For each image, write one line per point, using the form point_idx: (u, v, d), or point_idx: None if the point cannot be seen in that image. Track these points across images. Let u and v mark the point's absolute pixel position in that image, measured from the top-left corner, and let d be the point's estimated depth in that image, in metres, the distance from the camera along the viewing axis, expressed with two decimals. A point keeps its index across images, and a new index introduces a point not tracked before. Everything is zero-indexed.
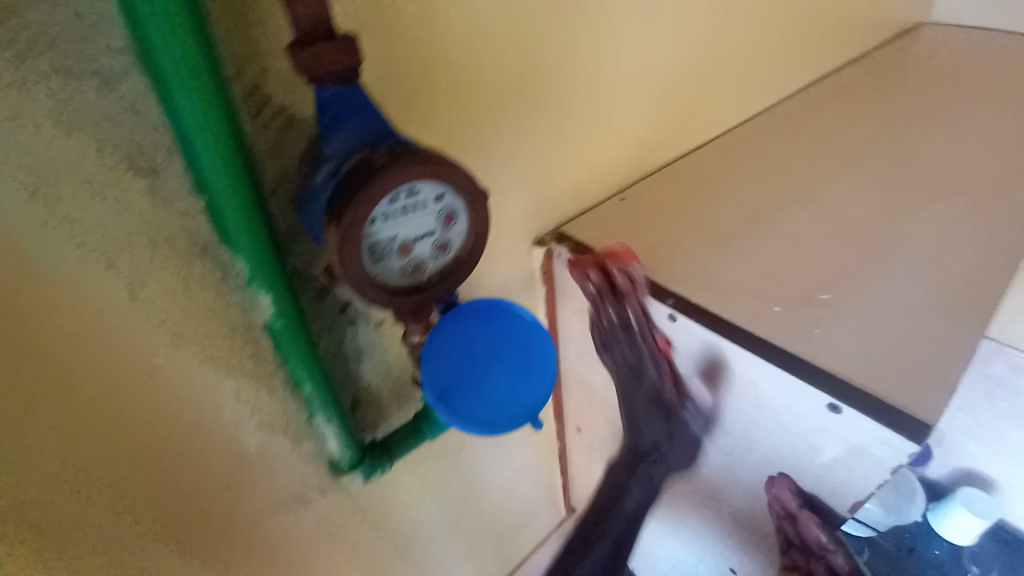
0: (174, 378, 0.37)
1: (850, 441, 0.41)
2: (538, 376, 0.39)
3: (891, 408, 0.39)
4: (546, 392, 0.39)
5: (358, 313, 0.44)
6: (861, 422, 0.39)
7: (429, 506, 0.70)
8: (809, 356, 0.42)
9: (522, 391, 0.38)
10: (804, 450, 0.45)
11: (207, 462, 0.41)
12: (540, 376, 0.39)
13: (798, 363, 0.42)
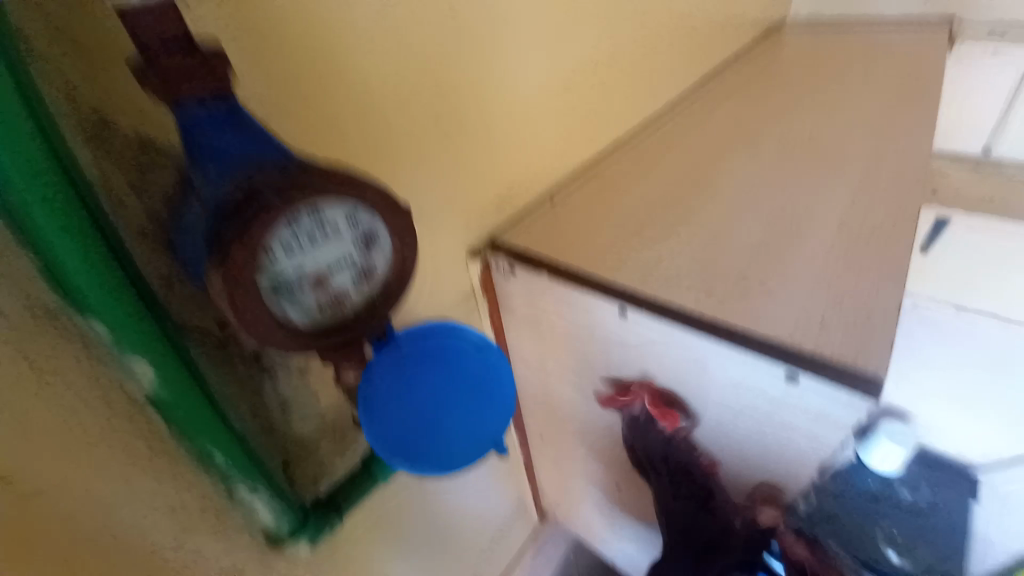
0: (34, 486, 0.29)
1: (811, 408, 0.41)
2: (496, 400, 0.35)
3: (845, 371, 0.39)
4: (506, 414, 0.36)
5: (275, 360, 0.38)
6: (819, 388, 0.40)
7: (393, 550, 0.65)
8: (758, 332, 0.42)
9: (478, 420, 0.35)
10: (771, 424, 0.45)
11: (101, 575, 0.33)
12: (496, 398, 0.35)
13: (746, 341, 0.42)
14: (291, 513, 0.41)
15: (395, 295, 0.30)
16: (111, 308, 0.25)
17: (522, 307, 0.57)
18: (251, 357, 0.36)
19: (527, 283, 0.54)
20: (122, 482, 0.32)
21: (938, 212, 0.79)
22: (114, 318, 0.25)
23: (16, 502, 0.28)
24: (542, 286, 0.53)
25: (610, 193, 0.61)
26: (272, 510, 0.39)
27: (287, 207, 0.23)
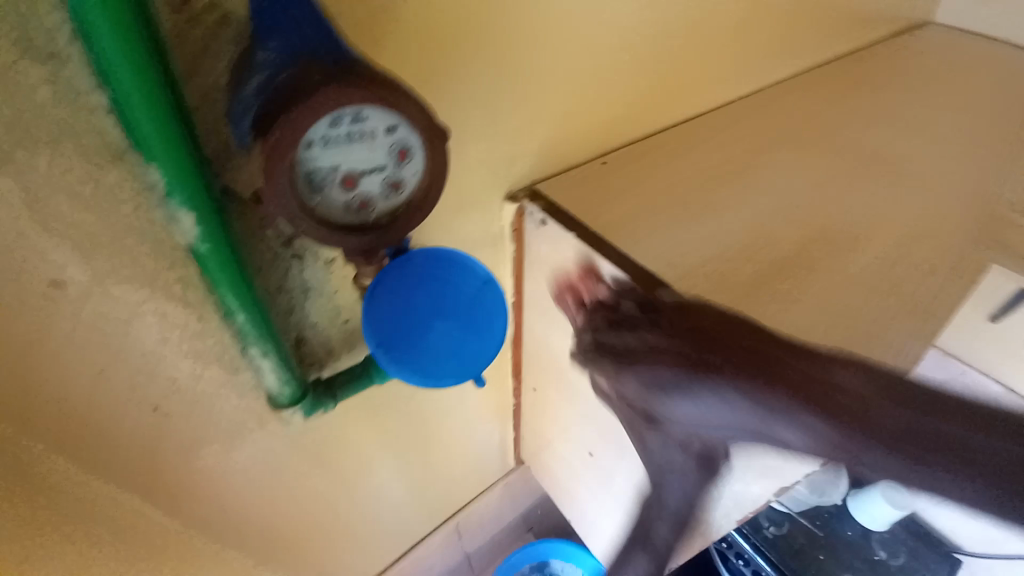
0: (88, 296, 0.34)
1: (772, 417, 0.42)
2: (486, 337, 0.37)
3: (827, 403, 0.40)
4: (494, 353, 0.37)
5: (303, 248, 0.42)
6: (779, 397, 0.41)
7: (374, 443, 0.72)
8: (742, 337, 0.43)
9: (466, 350, 0.36)
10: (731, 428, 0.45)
11: (130, 382, 0.40)
12: (486, 334, 0.37)
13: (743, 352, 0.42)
14: (293, 385, 0.46)
15: (418, 214, 0.32)
16: (169, 160, 0.28)
17: (542, 262, 0.58)
18: (284, 240, 0.40)
19: (552, 239, 0.54)
20: (157, 315, 0.38)
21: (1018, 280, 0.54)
22: (170, 170, 0.29)
23: (72, 307, 0.34)
24: (564, 245, 0.53)
25: (664, 169, 0.59)
26: (277, 376, 0.44)
27: (331, 103, 0.25)
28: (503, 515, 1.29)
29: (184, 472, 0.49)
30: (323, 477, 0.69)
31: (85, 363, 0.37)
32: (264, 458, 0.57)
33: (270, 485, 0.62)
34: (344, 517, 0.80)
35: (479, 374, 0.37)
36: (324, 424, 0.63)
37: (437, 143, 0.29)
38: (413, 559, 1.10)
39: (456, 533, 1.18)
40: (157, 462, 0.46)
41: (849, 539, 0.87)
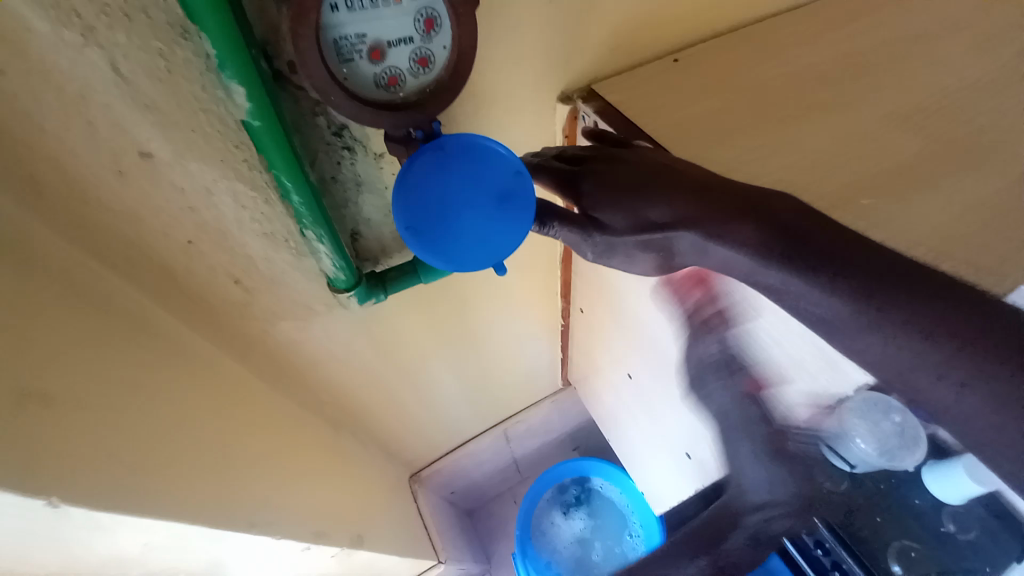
0: (172, 169, 0.39)
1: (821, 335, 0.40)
2: (510, 233, 0.37)
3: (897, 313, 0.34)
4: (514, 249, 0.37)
5: (354, 139, 0.43)
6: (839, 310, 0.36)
7: (427, 342, 0.79)
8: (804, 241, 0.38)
9: (493, 245, 0.37)
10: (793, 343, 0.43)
11: (212, 256, 0.47)
12: (511, 232, 0.37)
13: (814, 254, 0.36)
14: (348, 273, 0.51)
15: (448, 92, 0.33)
16: (218, 31, 0.30)
17: None
18: (335, 129, 0.42)
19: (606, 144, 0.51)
20: (229, 193, 0.42)
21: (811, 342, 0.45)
22: (220, 41, 0.31)
23: (160, 177, 0.39)
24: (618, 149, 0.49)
25: (744, 68, 0.52)
26: (333, 263, 0.49)
27: None
28: (551, 429, 1.37)
29: (263, 340, 0.58)
30: (381, 366, 0.77)
31: (176, 232, 0.43)
32: (329, 339, 0.64)
33: (338, 366, 0.71)
34: (403, 404, 0.90)
35: (501, 263, 0.39)
36: (383, 320, 0.69)
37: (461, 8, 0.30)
38: (466, 453, 1.23)
39: (505, 438, 1.28)
40: (240, 329, 0.55)
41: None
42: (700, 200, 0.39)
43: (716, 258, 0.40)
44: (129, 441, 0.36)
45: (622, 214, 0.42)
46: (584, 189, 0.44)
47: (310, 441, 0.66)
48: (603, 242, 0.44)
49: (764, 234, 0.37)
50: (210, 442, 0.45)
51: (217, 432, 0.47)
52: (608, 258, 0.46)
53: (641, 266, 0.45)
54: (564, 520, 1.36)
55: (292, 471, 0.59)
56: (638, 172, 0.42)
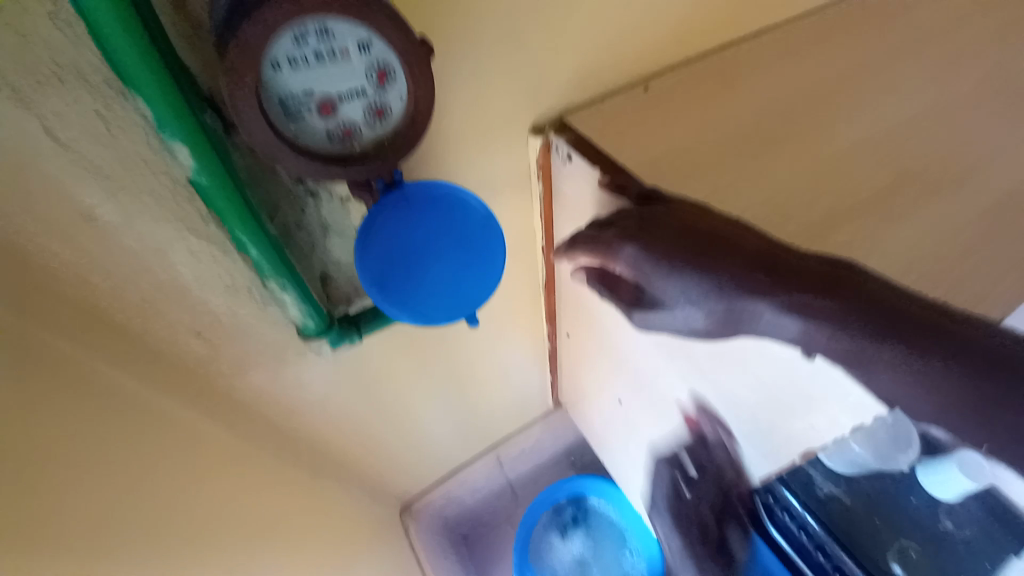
0: (118, 230, 0.37)
1: (809, 391, 0.37)
2: (481, 278, 0.40)
3: (871, 349, 0.32)
4: (489, 291, 0.41)
5: (317, 185, 0.42)
6: (828, 375, 0.34)
7: (410, 379, 0.76)
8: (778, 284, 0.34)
9: (466, 289, 0.40)
10: (769, 396, 0.40)
11: (171, 316, 0.44)
12: (482, 280, 0.40)
13: (803, 295, 0.34)
14: (317, 318, 0.48)
15: (405, 141, 0.33)
16: (156, 93, 0.29)
17: (570, 202, 0.54)
18: (295, 176, 0.40)
19: (580, 177, 0.49)
20: (184, 250, 0.40)
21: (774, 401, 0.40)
22: (156, 101, 0.29)
23: (110, 239, 0.37)
24: (592, 182, 0.47)
25: (715, 94, 0.51)
26: (299, 309, 0.46)
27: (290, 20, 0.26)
28: (543, 452, 1.34)
29: (234, 392, 0.55)
30: (364, 407, 0.74)
31: (131, 295, 0.40)
32: (305, 385, 0.62)
33: (318, 411, 0.68)
34: (387, 442, 0.86)
35: (472, 313, 0.42)
36: (361, 360, 0.66)
37: (417, 61, 0.30)
38: (458, 484, 1.19)
39: (498, 466, 1.24)
40: (208, 385, 0.52)
41: (913, 507, 0.67)
42: (748, 265, 0.35)
43: (775, 332, 0.35)
44: (92, 525, 0.33)
45: (677, 286, 0.37)
46: (621, 254, 0.39)
47: (289, 492, 0.63)
48: (664, 316, 0.40)
49: (747, 274, 0.35)
50: (183, 514, 0.42)
51: (190, 500, 0.44)
52: (670, 332, 0.41)
53: (697, 331, 0.38)
54: (561, 543, 1.32)
55: (273, 529, 0.55)
56: (664, 235, 0.37)
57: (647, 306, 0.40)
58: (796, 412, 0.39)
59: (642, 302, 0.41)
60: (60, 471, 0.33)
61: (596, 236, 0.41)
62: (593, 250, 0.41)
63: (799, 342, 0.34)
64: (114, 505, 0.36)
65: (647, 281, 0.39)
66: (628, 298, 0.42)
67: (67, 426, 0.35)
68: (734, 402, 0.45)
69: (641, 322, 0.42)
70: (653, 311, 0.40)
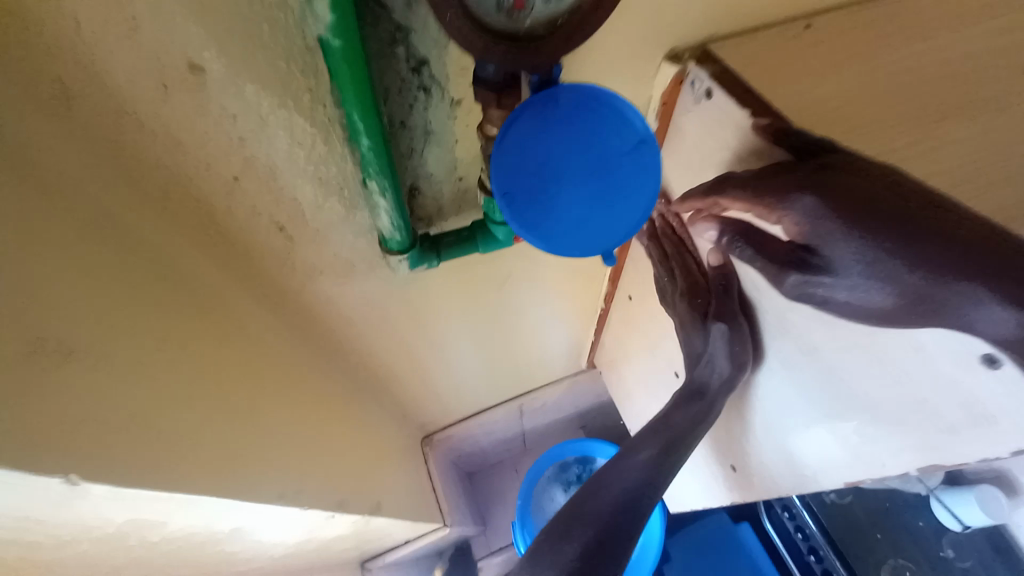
0: (221, 93, 0.34)
1: (977, 399, 0.33)
2: (622, 215, 0.36)
3: None
4: (629, 231, 0.37)
5: (432, 79, 0.37)
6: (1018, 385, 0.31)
7: (463, 313, 0.74)
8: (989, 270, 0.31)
9: (602, 225, 0.36)
10: (909, 395, 0.37)
11: (257, 201, 0.41)
12: (625, 215, 0.37)
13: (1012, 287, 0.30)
14: (404, 233, 0.45)
15: (579, 30, 0.29)
16: None
17: (689, 147, 0.48)
18: (414, 64, 0.36)
19: (715, 118, 0.43)
20: (286, 131, 0.37)
21: (914, 403, 0.37)
22: None
23: (210, 99, 0.34)
24: (731, 125, 0.41)
25: (893, 46, 0.43)
26: (390, 220, 0.43)
27: None
28: (563, 407, 1.34)
29: (300, 292, 0.54)
30: (413, 334, 0.73)
31: (223, 169, 0.38)
32: (367, 299, 0.60)
33: (371, 327, 0.66)
34: (426, 372, 0.86)
35: (608, 252, 0.38)
36: (424, 284, 0.64)
37: None
38: (479, 423, 1.20)
39: (518, 413, 1.25)
40: (278, 279, 0.51)
41: (918, 528, 0.87)
42: (945, 248, 0.32)
43: (978, 322, 0.31)
44: (156, 400, 0.32)
45: (863, 255, 0.34)
46: (798, 203, 0.35)
47: (334, 402, 0.63)
48: (825, 283, 0.36)
49: (938, 247, 0.32)
50: (243, 407, 0.42)
51: (250, 395, 0.44)
52: (824, 304, 0.38)
53: (870, 308, 0.35)
54: (563, 498, 1.34)
55: (319, 434, 0.56)
56: (846, 188, 0.34)
57: (809, 269, 0.37)
58: (941, 415, 0.36)
59: (804, 265, 0.37)
60: (132, 336, 0.31)
61: (762, 182, 0.37)
62: (756, 199, 0.38)
63: (1001, 342, 0.31)
64: (176, 382, 0.35)
65: (818, 240, 0.36)
66: (781, 260, 0.38)
67: (141, 293, 0.33)
68: (852, 394, 0.42)
69: (793, 288, 0.39)
70: (814, 274, 0.37)
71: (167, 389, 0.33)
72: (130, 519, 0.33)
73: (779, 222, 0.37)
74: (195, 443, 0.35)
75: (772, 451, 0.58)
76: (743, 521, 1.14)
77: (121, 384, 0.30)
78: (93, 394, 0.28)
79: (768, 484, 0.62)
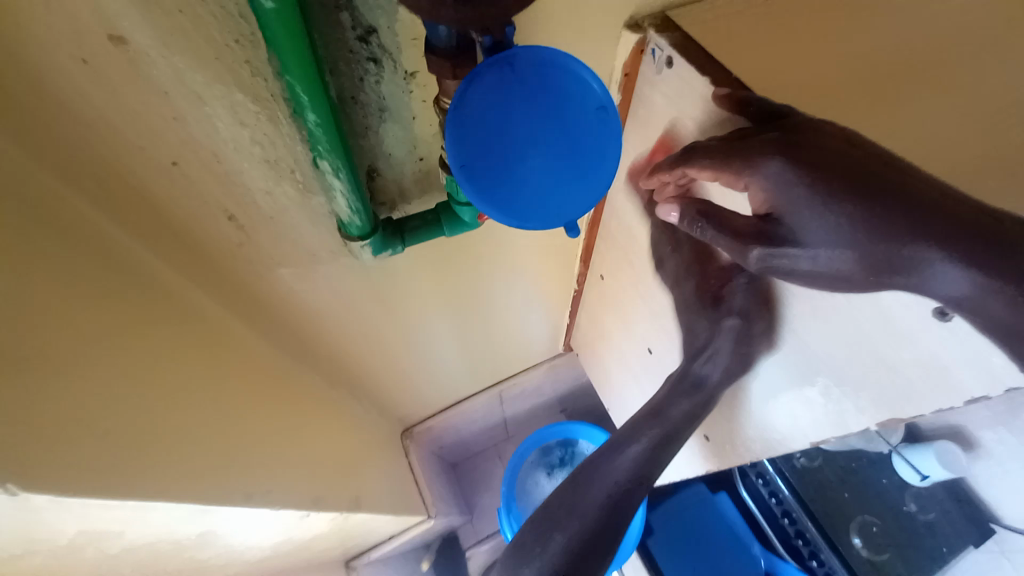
0: (151, 66, 0.31)
1: (933, 354, 0.34)
2: (586, 187, 0.36)
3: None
4: (594, 201, 0.37)
5: (382, 49, 0.35)
6: (971, 339, 0.31)
7: (435, 301, 0.73)
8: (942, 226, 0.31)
9: (566, 197, 0.36)
10: (873, 353, 0.38)
11: (202, 186, 0.39)
12: (589, 188, 0.36)
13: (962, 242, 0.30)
14: (363, 217, 0.43)
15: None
16: None
17: (653, 119, 0.47)
18: (361, 32, 0.34)
19: (677, 86, 0.42)
20: (227, 108, 0.34)
21: (880, 361, 0.38)
22: None
23: (139, 71, 0.31)
24: (694, 92, 0.40)
25: (847, 12, 0.43)
26: (348, 204, 0.41)
27: None
28: (543, 392, 1.35)
29: (260, 284, 0.51)
30: (385, 325, 0.71)
31: (161, 152, 0.35)
32: (333, 290, 0.58)
33: (340, 319, 0.64)
34: (402, 363, 0.84)
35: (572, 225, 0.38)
36: (392, 272, 0.62)
37: None
38: (459, 412, 1.19)
39: (499, 400, 1.25)
40: (234, 271, 0.48)
41: (882, 485, 0.95)
42: (904, 212, 0.32)
43: (935, 278, 0.31)
44: (100, 400, 0.30)
45: (825, 222, 0.34)
46: (765, 167, 0.36)
47: (306, 398, 0.61)
48: (791, 252, 0.37)
49: (897, 207, 0.32)
50: (205, 407, 0.40)
51: (212, 394, 0.42)
52: (792, 272, 0.38)
53: (834, 272, 0.35)
54: (547, 481, 1.35)
55: (289, 431, 0.54)
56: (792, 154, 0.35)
57: (775, 241, 0.37)
58: (903, 372, 0.37)
59: (769, 238, 0.37)
60: (67, 333, 0.29)
61: (727, 151, 0.37)
62: (723, 167, 0.38)
63: (956, 298, 0.31)
64: (123, 381, 0.32)
65: (784, 207, 0.36)
66: (746, 234, 0.38)
67: (74, 286, 0.30)
68: (822, 357, 0.43)
69: (758, 261, 0.39)
70: (780, 243, 0.37)
71: (113, 388, 0.31)
72: (84, 530, 0.31)
73: (749, 186, 0.38)
74: (149, 444, 0.33)
75: (746, 421, 0.59)
76: (722, 492, 1.14)
77: (54, 385, 0.27)
78: (26, 394, 0.25)
79: (740, 453, 0.63)
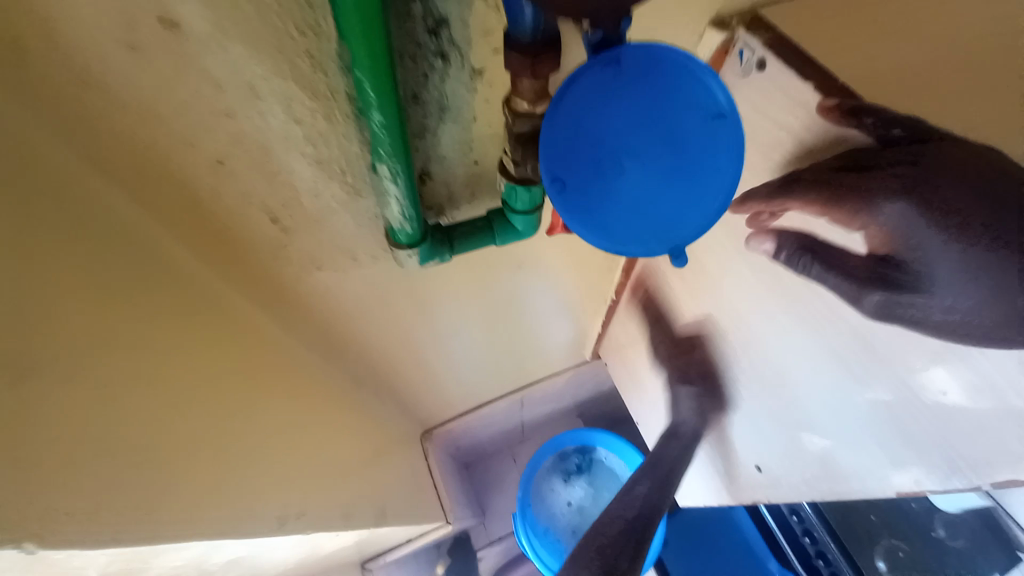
0: (204, 57, 0.28)
1: None
2: (694, 205, 0.32)
3: None
4: (701, 228, 0.33)
5: (451, 43, 0.32)
6: None
7: (468, 306, 0.69)
8: None
9: (665, 213, 0.32)
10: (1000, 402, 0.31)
11: (247, 186, 0.36)
12: (692, 205, 0.32)
13: None
14: (415, 224, 0.40)
15: None
16: None
17: None
18: (432, 23, 0.30)
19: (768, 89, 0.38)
20: (281, 105, 0.31)
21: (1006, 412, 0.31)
22: None
23: (190, 62, 0.28)
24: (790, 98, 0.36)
25: None
26: (401, 211, 0.38)
27: None
28: (564, 397, 1.31)
29: (296, 286, 0.49)
30: (416, 329, 0.68)
31: (208, 149, 0.32)
32: (367, 293, 0.55)
33: (371, 322, 0.61)
34: (429, 368, 0.81)
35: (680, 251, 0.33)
36: (429, 275, 0.59)
37: None
38: (480, 415, 1.16)
39: (520, 404, 1.22)
40: (271, 272, 0.45)
41: None
42: None
43: None
44: (133, 422, 0.27)
45: (960, 265, 0.30)
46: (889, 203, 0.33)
47: (334, 403, 0.58)
48: (916, 300, 0.33)
49: None
50: (237, 425, 0.38)
51: (245, 410, 0.39)
52: (915, 325, 0.34)
53: (963, 322, 0.31)
54: (564, 487, 1.32)
55: (319, 441, 0.51)
56: (908, 190, 0.32)
57: (897, 287, 0.34)
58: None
59: (888, 282, 0.35)
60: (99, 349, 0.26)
61: (848, 182, 0.35)
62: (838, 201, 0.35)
63: None
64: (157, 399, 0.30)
65: (909, 246, 0.32)
66: (861, 277, 0.36)
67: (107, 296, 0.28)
68: (929, 404, 0.36)
69: (876, 308, 0.36)
70: (902, 289, 0.34)
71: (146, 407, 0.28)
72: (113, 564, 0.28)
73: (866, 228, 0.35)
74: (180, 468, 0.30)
75: (808, 462, 0.54)
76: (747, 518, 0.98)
77: (78, 415, 0.25)
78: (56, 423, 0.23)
79: (799, 491, 0.57)
